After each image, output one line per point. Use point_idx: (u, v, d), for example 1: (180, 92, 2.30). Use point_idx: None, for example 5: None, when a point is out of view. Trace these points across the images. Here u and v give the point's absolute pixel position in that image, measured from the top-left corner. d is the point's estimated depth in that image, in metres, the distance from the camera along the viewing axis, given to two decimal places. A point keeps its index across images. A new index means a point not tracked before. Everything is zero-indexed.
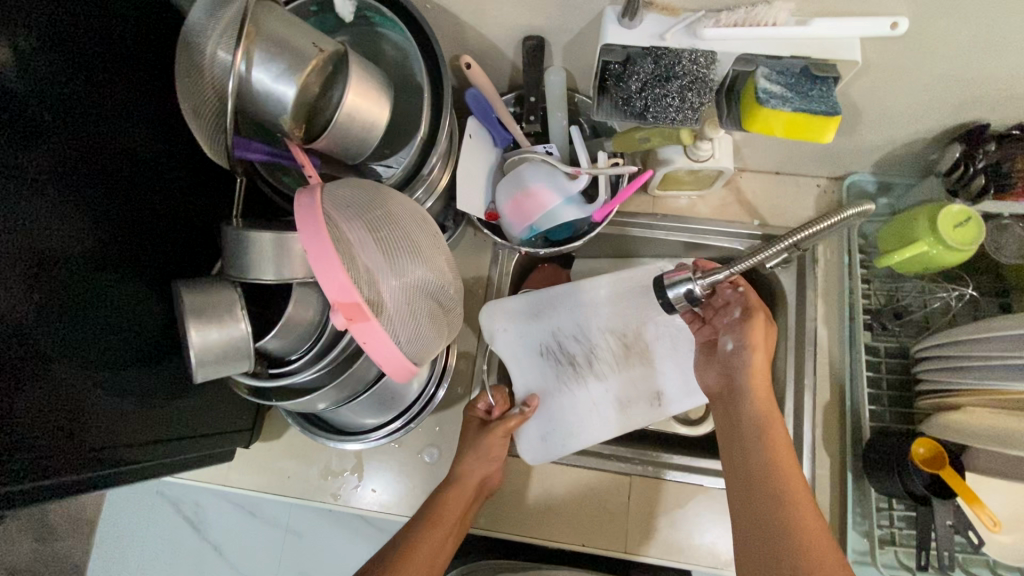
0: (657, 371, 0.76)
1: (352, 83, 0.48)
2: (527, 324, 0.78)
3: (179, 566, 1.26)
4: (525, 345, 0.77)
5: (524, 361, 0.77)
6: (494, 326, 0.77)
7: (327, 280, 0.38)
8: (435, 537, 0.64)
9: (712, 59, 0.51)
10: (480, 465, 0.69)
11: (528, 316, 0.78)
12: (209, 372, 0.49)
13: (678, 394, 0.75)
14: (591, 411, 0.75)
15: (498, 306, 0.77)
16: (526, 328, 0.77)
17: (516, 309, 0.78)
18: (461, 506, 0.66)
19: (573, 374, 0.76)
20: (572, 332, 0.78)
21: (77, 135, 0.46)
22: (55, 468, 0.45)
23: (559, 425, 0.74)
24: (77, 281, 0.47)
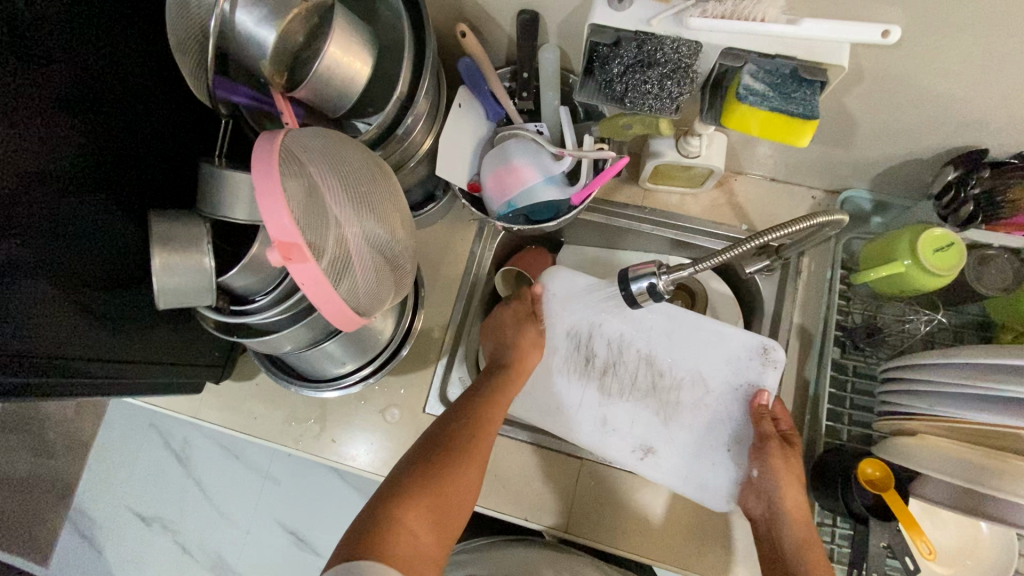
0: (663, 430, 0.74)
1: (334, 36, 0.49)
2: (574, 301, 0.79)
3: (158, 496, 1.31)
4: (564, 317, 0.79)
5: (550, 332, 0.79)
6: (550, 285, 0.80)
7: (269, 217, 0.40)
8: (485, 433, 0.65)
9: (696, 50, 0.51)
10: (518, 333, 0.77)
11: (580, 290, 0.79)
12: (170, 298, 0.52)
13: (669, 464, 0.73)
14: (576, 409, 0.76)
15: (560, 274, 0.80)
16: (572, 306, 0.79)
17: (578, 284, 0.79)
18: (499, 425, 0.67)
19: (584, 369, 0.77)
20: (608, 337, 0.78)
21: (76, 60, 0.49)
22: (22, 369, 0.48)
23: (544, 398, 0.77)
24: (63, 198, 0.49)
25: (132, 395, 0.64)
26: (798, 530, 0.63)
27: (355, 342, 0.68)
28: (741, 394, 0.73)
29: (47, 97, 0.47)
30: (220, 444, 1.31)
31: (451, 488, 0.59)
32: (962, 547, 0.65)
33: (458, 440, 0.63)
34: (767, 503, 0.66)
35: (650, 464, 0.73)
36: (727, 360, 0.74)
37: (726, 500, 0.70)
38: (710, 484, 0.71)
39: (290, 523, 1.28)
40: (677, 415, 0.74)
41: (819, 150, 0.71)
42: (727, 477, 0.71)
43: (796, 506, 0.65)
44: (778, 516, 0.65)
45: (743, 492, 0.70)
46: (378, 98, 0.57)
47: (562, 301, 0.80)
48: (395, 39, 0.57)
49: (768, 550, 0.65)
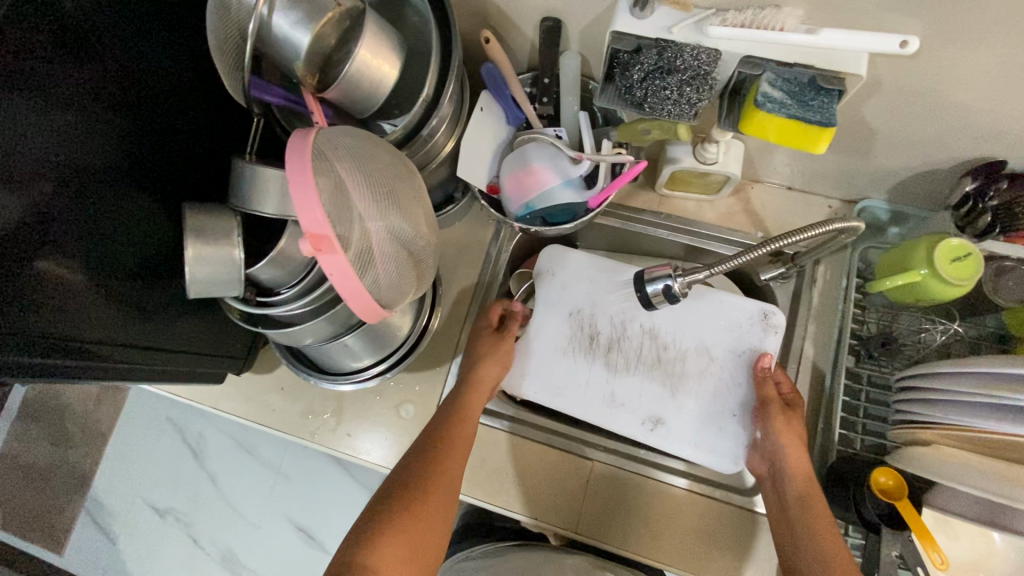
0: (671, 399, 0.75)
1: (365, 39, 0.51)
2: (577, 280, 0.81)
3: (173, 487, 1.34)
4: (562, 299, 0.81)
5: (548, 313, 0.81)
6: (546, 268, 0.82)
7: (302, 210, 0.42)
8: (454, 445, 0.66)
9: (715, 57, 0.52)
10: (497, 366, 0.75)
11: (578, 269, 0.82)
12: (200, 289, 0.54)
13: (679, 432, 0.74)
14: (583, 389, 0.77)
15: (556, 254, 0.83)
16: (568, 286, 0.81)
17: (578, 266, 0.82)
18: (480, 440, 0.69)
19: (587, 347, 0.79)
20: (609, 314, 0.80)
21: (118, 58, 0.51)
22: (51, 350, 0.50)
23: (548, 376, 0.78)
24: (101, 189, 0.52)
25: (156, 383, 0.66)
26: (798, 485, 0.65)
27: (373, 337, 0.70)
28: (744, 359, 0.76)
29: (90, 93, 0.49)
30: (234, 439, 1.34)
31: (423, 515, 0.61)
32: (978, 560, 0.64)
33: (439, 451, 0.65)
34: (769, 461, 0.68)
35: (662, 435, 0.74)
36: (729, 325, 0.77)
37: (735, 462, 0.72)
38: (722, 447, 0.73)
39: (300, 519, 1.30)
40: (686, 385, 0.76)
41: (836, 159, 0.72)
42: (736, 440, 0.73)
43: (800, 465, 0.66)
44: (780, 470, 0.67)
45: (748, 456, 0.72)
46: (404, 100, 0.59)
47: (559, 285, 0.81)
48: (421, 44, 0.59)
49: (776, 505, 0.66)
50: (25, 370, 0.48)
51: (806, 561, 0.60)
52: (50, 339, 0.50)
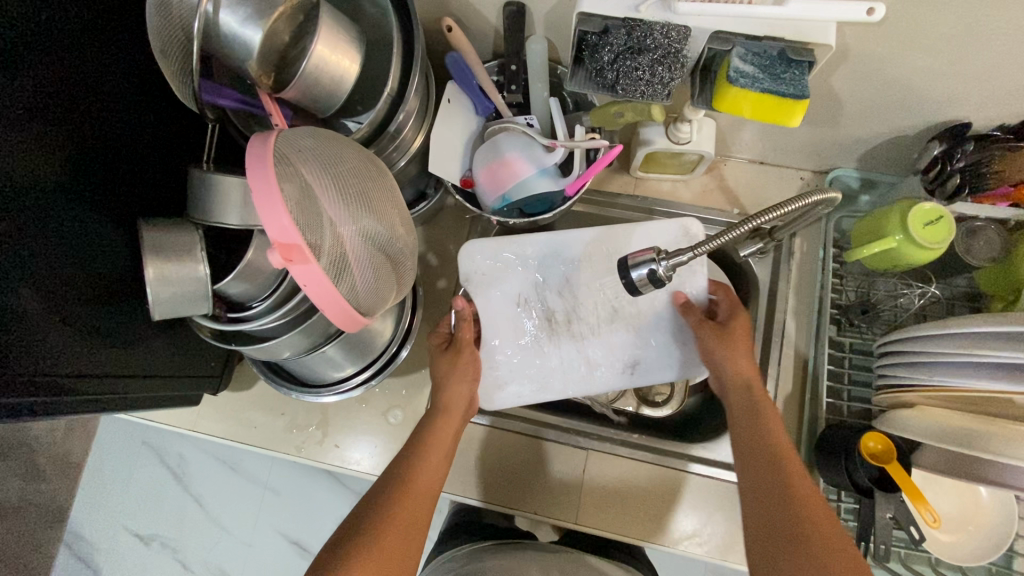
0: (638, 340, 0.75)
1: (320, 33, 0.48)
2: (502, 267, 0.75)
3: (155, 513, 1.29)
4: (506, 297, 0.75)
5: (501, 315, 0.75)
6: (474, 271, 0.75)
7: (267, 220, 0.39)
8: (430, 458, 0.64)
9: (685, 34, 0.51)
10: (462, 389, 0.69)
11: (510, 255, 0.75)
12: (165, 309, 0.50)
13: (653, 363, 0.75)
14: (562, 369, 0.74)
15: (478, 250, 0.75)
16: (509, 277, 0.75)
17: (504, 255, 0.75)
18: (439, 465, 0.64)
19: (551, 330, 0.75)
20: (557, 286, 0.75)
21: (53, 67, 0.48)
22: (12, 388, 0.47)
23: (526, 382, 0.74)
24: (47, 211, 0.48)
25: (127, 412, 0.62)
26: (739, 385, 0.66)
27: (356, 344, 0.68)
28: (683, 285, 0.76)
29: (27, 107, 0.46)
30: (216, 458, 1.29)
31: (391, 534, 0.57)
32: (963, 514, 0.66)
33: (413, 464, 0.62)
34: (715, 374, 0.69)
35: (642, 373, 0.75)
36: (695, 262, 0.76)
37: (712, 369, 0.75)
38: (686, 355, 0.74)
39: (292, 532, 1.27)
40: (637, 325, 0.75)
41: (807, 131, 0.72)
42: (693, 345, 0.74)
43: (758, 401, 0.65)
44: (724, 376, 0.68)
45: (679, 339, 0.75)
46: (367, 95, 0.57)
47: (498, 281, 0.75)
48: (380, 34, 0.56)
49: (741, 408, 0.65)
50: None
51: (765, 474, 0.59)
52: (11, 376, 0.46)
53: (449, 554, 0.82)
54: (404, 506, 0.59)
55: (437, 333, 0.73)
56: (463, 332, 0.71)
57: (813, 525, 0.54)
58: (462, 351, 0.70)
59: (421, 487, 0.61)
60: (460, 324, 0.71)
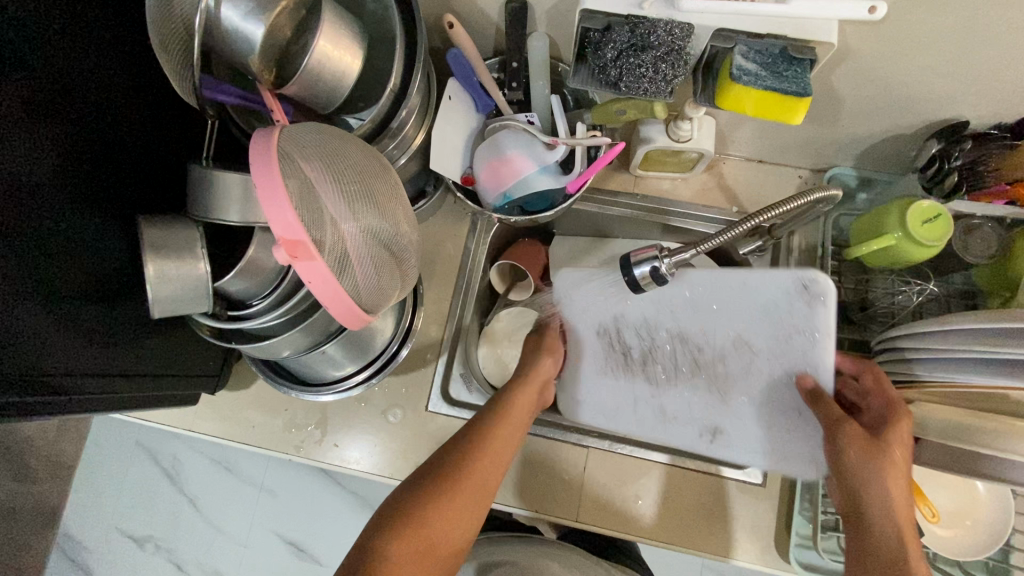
0: (727, 411, 0.68)
1: (323, 29, 0.48)
2: (597, 298, 0.74)
3: (150, 514, 1.28)
4: (586, 321, 0.75)
5: (586, 341, 0.75)
6: (568, 293, 0.76)
7: (272, 216, 0.39)
8: (494, 438, 0.63)
9: (688, 32, 0.51)
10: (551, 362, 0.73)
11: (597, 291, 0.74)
12: (164, 308, 0.50)
13: (739, 441, 0.68)
14: (631, 406, 0.73)
15: (573, 276, 0.76)
16: (595, 301, 0.74)
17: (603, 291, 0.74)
18: (501, 450, 0.62)
19: (624, 364, 0.73)
20: (634, 323, 0.72)
21: (49, 63, 0.47)
22: (6, 387, 0.46)
23: (598, 402, 0.74)
24: (44, 208, 0.47)
25: (126, 411, 0.62)
26: (880, 478, 0.54)
27: (356, 343, 0.67)
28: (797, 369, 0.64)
29: (22, 101, 0.45)
30: (211, 458, 1.28)
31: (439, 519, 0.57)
32: (961, 508, 0.66)
33: (468, 452, 0.61)
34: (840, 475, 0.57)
35: (721, 445, 0.68)
36: (826, 337, 0.62)
37: (813, 463, 0.64)
38: (793, 450, 0.65)
39: (288, 532, 1.26)
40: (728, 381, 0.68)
41: (807, 129, 0.72)
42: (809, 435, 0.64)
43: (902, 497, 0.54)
44: (878, 458, 0.55)
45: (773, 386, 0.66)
46: (369, 92, 0.56)
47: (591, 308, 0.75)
48: (382, 29, 0.55)
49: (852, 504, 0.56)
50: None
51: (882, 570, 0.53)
52: (5, 374, 0.46)
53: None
54: (463, 487, 0.59)
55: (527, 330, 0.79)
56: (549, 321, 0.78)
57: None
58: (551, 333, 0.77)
59: (482, 473, 0.60)
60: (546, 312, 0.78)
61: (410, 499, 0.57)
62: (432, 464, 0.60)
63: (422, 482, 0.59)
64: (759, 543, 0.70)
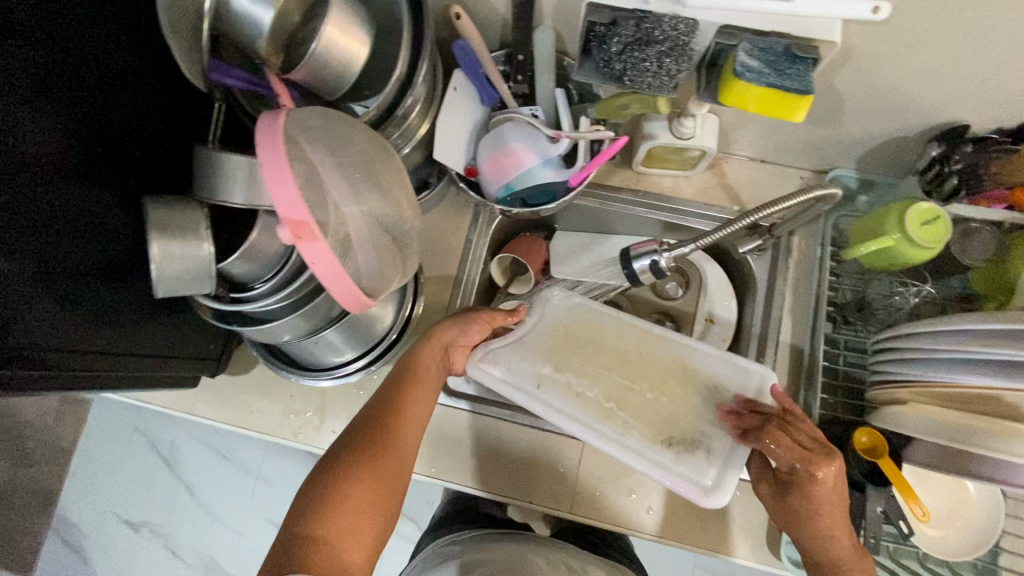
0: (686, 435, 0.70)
1: (331, 15, 0.49)
2: (527, 384, 0.67)
3: (145, 499, 1.29)
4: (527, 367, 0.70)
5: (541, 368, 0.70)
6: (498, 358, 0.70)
7: (279, 198, 0.40)
8: (409, 392, 0.64)
9: (693, 27, 0.52)
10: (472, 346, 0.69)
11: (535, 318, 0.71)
12: (169, 287, 0.50)
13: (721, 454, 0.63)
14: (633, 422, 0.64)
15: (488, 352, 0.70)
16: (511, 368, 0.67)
17: (526, 350, 0.69)
18: (418, 403, 0.64)
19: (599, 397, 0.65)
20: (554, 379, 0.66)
21: (61, 41, 0.48)
22: (12, 361, 0.47)
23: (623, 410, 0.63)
24: (52, 185, 0.48)
25: (126, 390, 0.62)
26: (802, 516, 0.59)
27: (356, 330, 0.68)
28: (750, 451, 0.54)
29: (31, 78, 0.46)
30: (208, 445, 1.29)
31: (366, 475, 0.58)
32: (952, 509, 0.67)
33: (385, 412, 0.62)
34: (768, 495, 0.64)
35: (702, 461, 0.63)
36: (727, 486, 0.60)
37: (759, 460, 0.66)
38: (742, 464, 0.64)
39: (282, 521, 1.27)
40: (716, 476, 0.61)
41: (809, 129, 0.72)
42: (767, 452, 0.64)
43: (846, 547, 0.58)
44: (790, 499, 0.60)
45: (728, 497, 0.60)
46: (375, 80, 0.57)
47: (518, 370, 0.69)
48: (389, 18, 0.56)
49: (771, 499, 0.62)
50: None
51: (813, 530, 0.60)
52: (11, 348, 0.47)
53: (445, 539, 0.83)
54: (380, 460, 0.59)
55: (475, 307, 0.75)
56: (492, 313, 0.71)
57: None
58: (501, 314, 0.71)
59: (396, 448, 0.60)
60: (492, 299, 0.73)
61: (326, 485, 0.57)
62: (337, 454, 0.60)
63: (330, 469, 0.58)
64: (751, 540, 0.71)
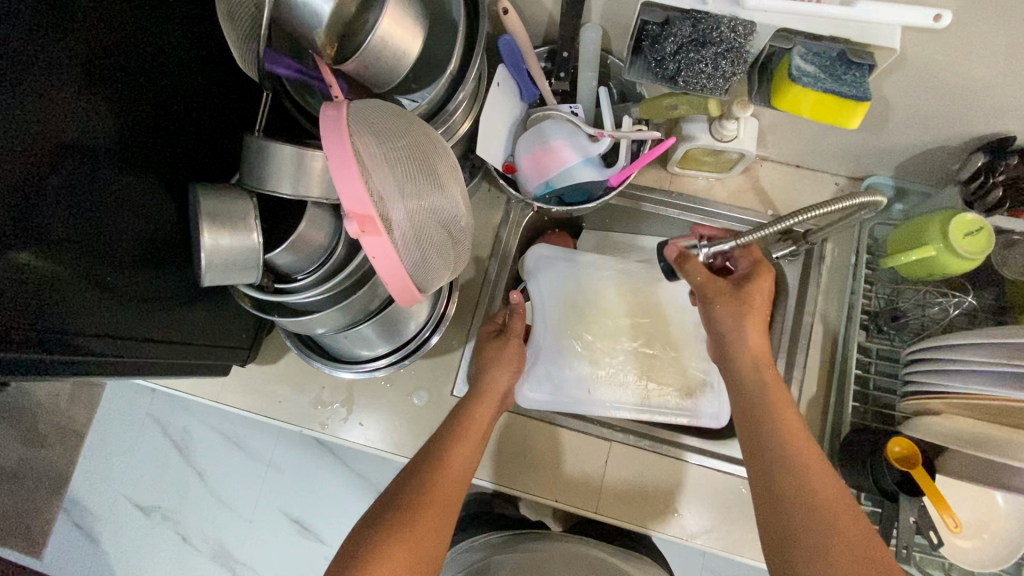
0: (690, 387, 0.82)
1: (388, 7, 0.48)
2: (581, 390, 0.80)
3: (159, 483, 1.29)
4: (564, 366, 0.81)
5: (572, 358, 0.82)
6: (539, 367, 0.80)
7: (343, 190, 0.39)
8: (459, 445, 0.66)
9: (751, 29, 0.51)
10: (502, 370, 0.73)
11: (552, 321, 0.83)
12: (215, 276, 0.50)
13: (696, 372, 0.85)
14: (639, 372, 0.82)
15: (538, 369, 0.80)
16: (554, 369, 0.81)
17: (562, 358, 0.82)
18: (467, 456, 0.66)
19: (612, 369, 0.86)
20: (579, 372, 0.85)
21: (117, 27, 0.47)
22: (57, 345, 0.47)
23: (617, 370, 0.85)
24: (101, 171, 0.48)
25: (160, 377, 0.63)
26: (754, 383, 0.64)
27: (391, 324, 0.68)
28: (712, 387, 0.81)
29: (82, 62, 0.45)
30: (222, 432, 1.29)
31: (413, 531, 0.59)
32: (980, 520, 0.67)
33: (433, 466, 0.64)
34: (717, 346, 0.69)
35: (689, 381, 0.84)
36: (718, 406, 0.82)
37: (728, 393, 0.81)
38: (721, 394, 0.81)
39: (294, 510, 1.27)
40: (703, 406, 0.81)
41: (850, 136, 0.72)
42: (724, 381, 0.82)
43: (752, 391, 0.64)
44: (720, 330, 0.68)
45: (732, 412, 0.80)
46: (424, 73, 0.56)
47: (558, 370, 0.81)
48: (441, 11, 0.55)
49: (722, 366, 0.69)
50: (14, 368, 0.44)
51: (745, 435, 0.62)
52: (57, 333, 0.47)
53: (465, 545, 0.84)
54: (421, 523, 0.59)
55: (491, 322, 0.78)
56: (515, 321, 0.77)
57: (791, 476, 0.56)
58: (512, 341, 0.76)
59: (437, 507, 0.62)
60: (514, 313, 0.77)
61: (370, 539, 0.58)
62: (385, 506, 0.61)
63: (376, 521, 0.60)
64: None
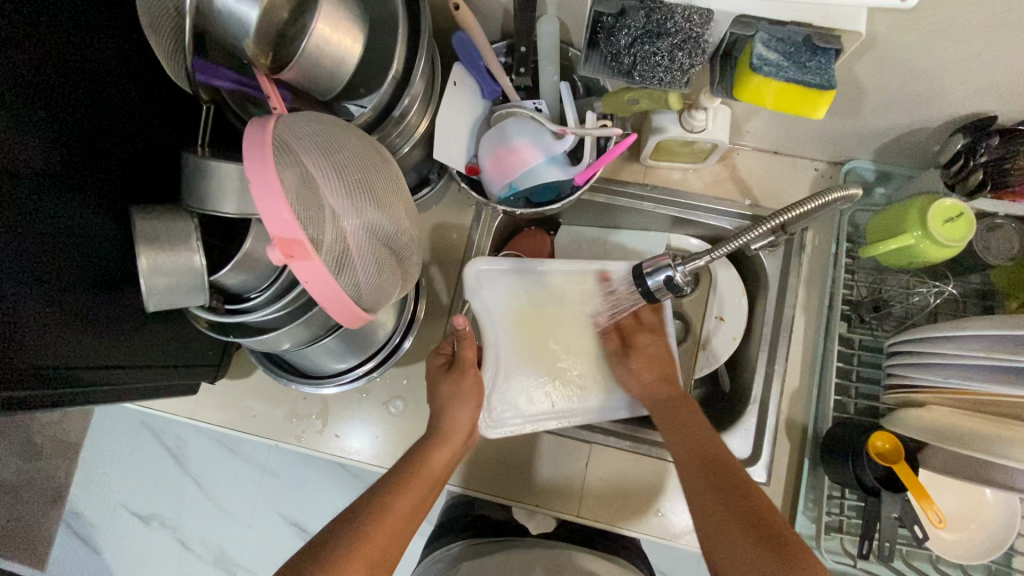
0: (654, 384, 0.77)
1: (320, 11, 0.46)
2: (545, 404, 0.74)
3: (153, 493, 1.29)
4: (517, 390, 0.74)
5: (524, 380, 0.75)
6: (495, 397, 0.73)
7: (268, 214, 0.38)
8: (443, 450, 0.67)
9: (707, 18, 0.48)
10: (461, 408, 0.69)
11: (504, 337, 0.76)
12: (160, 301, 0.49)
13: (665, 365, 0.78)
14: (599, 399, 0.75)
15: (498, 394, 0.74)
16: (509, 393, 0.74)
17: (519, 373, 0.75)
18: (448, 459, 0.67)
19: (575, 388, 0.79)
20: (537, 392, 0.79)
21: (41, 49, 0.46)
22: (18, 381, 0.46)
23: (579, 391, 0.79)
24: (41, 198, 0.46)
25: (132, 400, 0.62)
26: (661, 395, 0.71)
27: (358, 335, 0.66)
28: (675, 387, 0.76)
29: (8, 84, 0.43)
30: (214, 439, 1.28)
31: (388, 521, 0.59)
32: (966, 511, 0.65)
33: (413, 468, 0.65)
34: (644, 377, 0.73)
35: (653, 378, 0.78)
36: None
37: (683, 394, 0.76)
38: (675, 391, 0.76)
39: (291, 514, 1.27)
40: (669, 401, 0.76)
41: (825, 121, 0.69)
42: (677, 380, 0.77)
43: (683, 449, 0.64)
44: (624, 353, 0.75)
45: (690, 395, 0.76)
46: (371, 77, 0.54)
47: (513, 398, 0.74)
48: (384, 12, 0.53)
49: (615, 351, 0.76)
50: None
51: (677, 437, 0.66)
52: (18, 368, 0.46)
53: (441, 552, 0.81)
54: (397, 515, 0.60)
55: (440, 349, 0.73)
56: (466, 351, 0.71)
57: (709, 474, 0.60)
58: (468, 373, 0.70)
59: (413, 507, 0.62)
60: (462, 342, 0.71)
61: (349, 530, 0.58)
62: (366, 499, 0.62)
63: (354, 516, 0.59)
64: None
